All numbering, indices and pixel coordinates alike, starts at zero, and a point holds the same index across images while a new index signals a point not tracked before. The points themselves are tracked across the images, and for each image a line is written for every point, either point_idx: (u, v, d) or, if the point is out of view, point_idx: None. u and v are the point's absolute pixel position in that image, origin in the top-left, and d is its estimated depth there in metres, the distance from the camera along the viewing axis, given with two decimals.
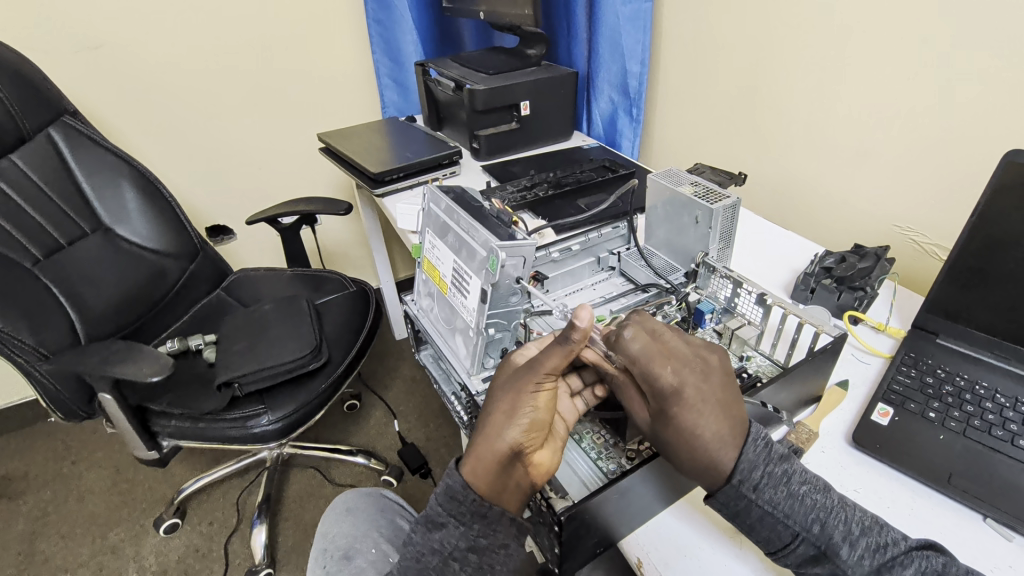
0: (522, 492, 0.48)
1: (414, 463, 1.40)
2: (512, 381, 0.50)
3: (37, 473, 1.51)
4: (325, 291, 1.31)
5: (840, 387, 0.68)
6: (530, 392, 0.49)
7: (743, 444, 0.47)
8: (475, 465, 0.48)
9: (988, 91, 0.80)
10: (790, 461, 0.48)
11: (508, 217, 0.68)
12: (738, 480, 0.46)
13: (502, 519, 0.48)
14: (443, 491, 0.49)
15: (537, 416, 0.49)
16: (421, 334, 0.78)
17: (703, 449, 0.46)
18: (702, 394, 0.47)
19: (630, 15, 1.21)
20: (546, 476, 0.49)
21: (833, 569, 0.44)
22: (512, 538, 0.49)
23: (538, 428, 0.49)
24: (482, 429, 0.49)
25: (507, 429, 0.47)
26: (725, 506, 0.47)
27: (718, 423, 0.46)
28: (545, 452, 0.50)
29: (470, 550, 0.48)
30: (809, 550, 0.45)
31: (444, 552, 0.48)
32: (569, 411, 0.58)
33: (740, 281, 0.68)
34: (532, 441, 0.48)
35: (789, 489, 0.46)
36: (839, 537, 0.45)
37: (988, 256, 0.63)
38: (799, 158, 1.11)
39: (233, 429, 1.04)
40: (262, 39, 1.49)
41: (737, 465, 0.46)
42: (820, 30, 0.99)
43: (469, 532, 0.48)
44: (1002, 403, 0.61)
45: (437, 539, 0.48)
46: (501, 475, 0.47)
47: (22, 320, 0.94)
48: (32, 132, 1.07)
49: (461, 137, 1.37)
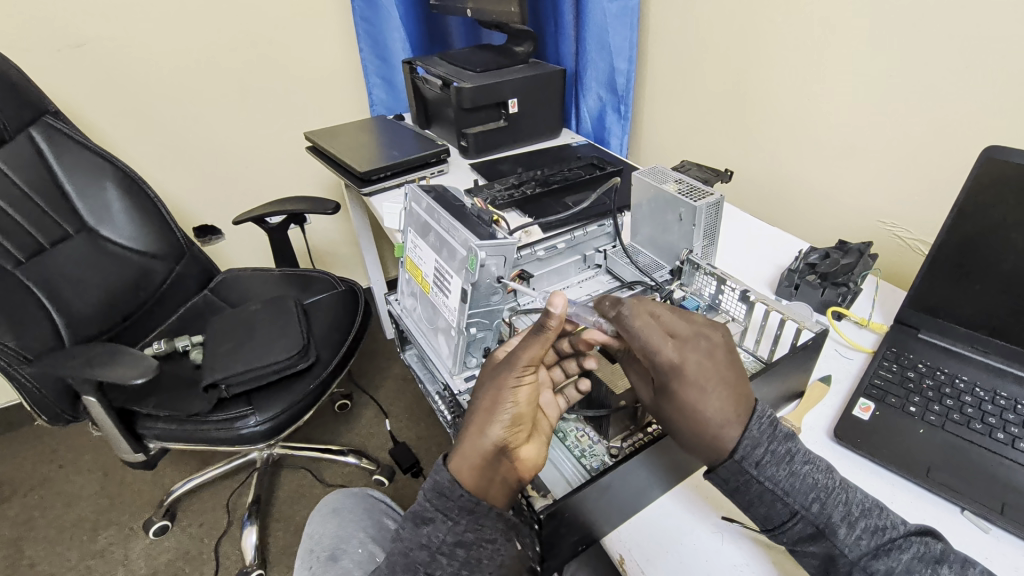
0: (510, 488, 0.48)
1: (406, 462, 1.36)
2: (493, 377, 0.50)
3: (23, 478, 1.49)
4: (313, 290, 1.30)
5: (822, 382, 0.69)
6: (513, 386, 0.49)
7: (748, 422, 0.46)
8: (463, 462, 0.47)
9: (969, 86, 0.81)
10: (796, 440, 0.48)
11: (489, 216, 0.68)
12: (740, 456, 0.45)
13: (490, 514, 0.47)
14: (431, 487, 0.48)
15: (521, 411, 0.49)
16: (405, 334, 0.78)
17: (706, 430, 0.46)
18: (704, 373, 0.47)
19: (618, 12, 1.21)
20: (531, 471, 0.50)
21: (829, 548, 0.44)
22: (500, 533, 0.47)
23: (522, 423, 0.49)
24: (466, 428, 0.48)
25: (491, 426, 0.47)
26: (726, 482, 0.47)
27: (721, 401, 0.46)
28: (529, 448, 0.50)
29: (457, 544, 0.47)
30: (806, 528, 0.45)
31: (431, 547, 0.47)
32: (551, 407, 0.57)
33: (723, 278, 0.69)
34: (517, 437, 0.49)
35: (792, 467, 0.46)
36: (838, 518, 0.45)
37: (968, 250, 0.63)
38: (784, 156, 1.11)
39: (218, 431, 1.02)
40: (248, 37, 1.48)
41: (742, 440, 0.45)
42: (805, 29, 0.99)
43: (456, 527, 0.47)
44: (981, 397, 0.61)
45: (425, 534, 0.47)
46: (490, 471, 0.47)
47: (4, 323, 0.93)
48: (13, 132, 1.05)
49: (449, 135, 1.37)
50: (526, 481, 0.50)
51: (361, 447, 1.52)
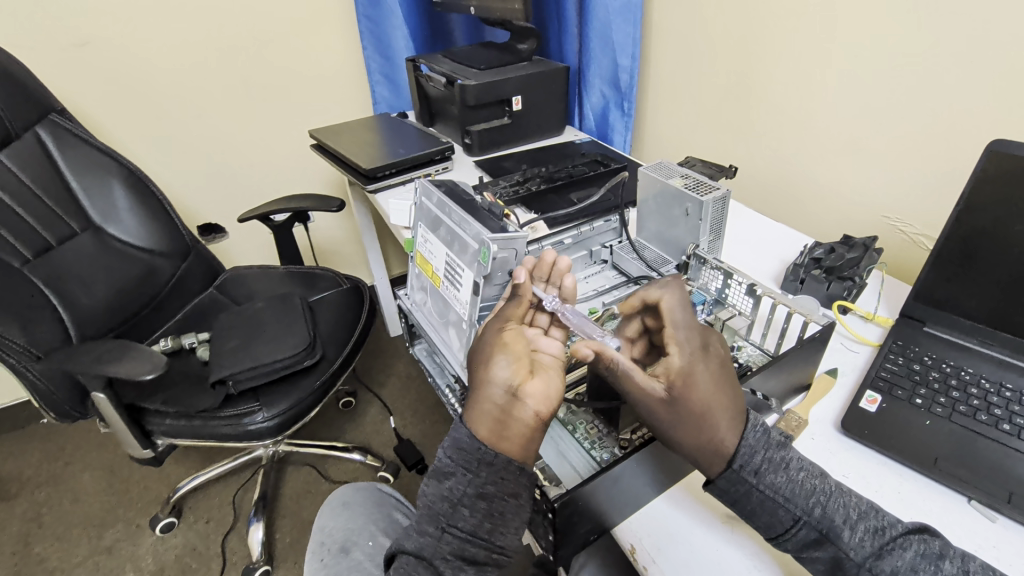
0: (528, 430, 0.48)
1: (411, 459, 1.39)
2: (482, 338, 0.55)
3: (31, 475, 1.50)
4: (319, 287, 1.31)
5: (829, 374, 0.70)
6: (496, 332, 0.55)
7: (744, 430, 0.48)
8: (477, 417, 0.48)
9: (976, 81, 0.81)
10: (788, 449, 0.49)
11: (499, 210, 0.68)
12: (738, 465, 0.47)
13: (509, 467, 0.47)
14: (450, 445, 0.49)
15: (512, 349, 0.52)
16: (414, 328, 0.79)
17: (714, 424, 0.47)
18: (710, 372, 0.49)
19: (620, 9, 1.22)
20: (543, 404, 0.49)
21: (834, 552, 0.44)
22: (523, 487, 0.48)
23: (519, 361, 0.51)
24: (472, 385, 0.51)
25: (494, 372, 0.50)
26: (725, 493, 0.48)
27: (722, 400, 0.48)
28: (536, 383, 0.50)
29: (478, 497, 0.47)
30: (809, 534, 0.45)
31: (453, 500, 0.47)
32: (551, 346, 0.57)
33: (730, 272, 0.70)
34: (518, 374, 0.50)
35: (788, 475, 0.47)
36: (840, 521, 0.45)
37: (973, 244, 0.64)
38: (789, 151, 1.12)
39: (225, 427, 1.03)
40: (251, 35, 1.48)
41: (739, 449, 0.47)
42: (808, 28, 1.00)
43: (476, 480, 0.47)
44: (987, 389, 0.62)
45: (447, 488, 0.47)
46: (503, 417, 0.48)
47: (13, 320, 0.93)
48: (19, 132, 1.06)
49: (452, 133, 1.37)
50: (544, 418, 0.49)
51: (366, 444, 1.53)
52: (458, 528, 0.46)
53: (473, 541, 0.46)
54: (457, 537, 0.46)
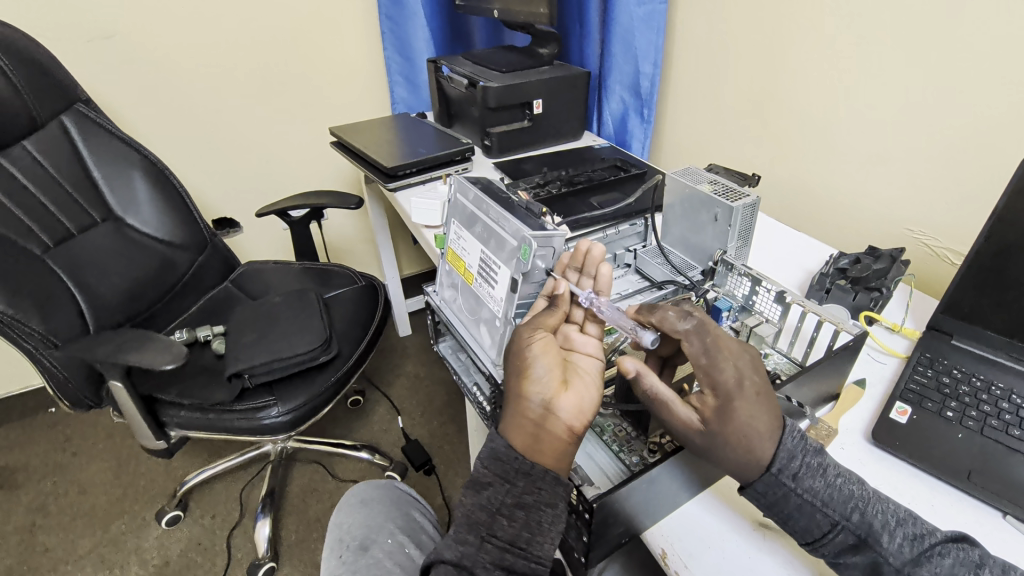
0: (563, 443, 0.49)
1: (418, 459, 1.42)
2: (514, 344, 0.54)
3: (38, 464, 1.50)
4: (334, 285, 1.30)
5: (858, 385, 0.69)
6: (527, 339, 0.54)
7: (782, 435, 0.47)
8: (513, 429, 0.49)
9: (1005, 98, 0.81)
10: (824, 455, 0.48)
11: (536, 209, 0.68)
12: (776, 469, 0.46)
13: (545, 477, 0.48)
14: (487, 454, 0.50)
15: (546, 360, 0.52)
16: (442, 324, 0.78)
17: (754, 442, 0.46)
18: (755, 391, 0.47)
19: (644, 16, 1.22)
20: (577, 418, 0.50)
21: (873, 557, 0.44)
22: (560, 498, 0.48)
23: (554, 372, 0.51)
24: (509, 396, 0.51)
25: (529, 389, 0.50)
26: (762, 496, 0.47)
27: (765, 418, 0.46)
28: (570, 396, 0.51)
29: (517, 506, 0.47)
30: (847, 538, 0.45)
31: (491, 508, 0.47)
32: (586, 343, 0.58)
33: (759, 278, 0.70)
34: (552, 388, 0.50)
35: (827, 479, 0.46)
36: (879, 526, 0.44)
37: (1007, 259, 0.63)
38: (811, 163, 1.11)
39: (241, 421, 1.03)
40: (273, 32, 1.49)
41: (776, 455, 0.46)
42: (834, 42, 1.00)
43: (514, 490, 0.47)
44: (1017, 403, 0.61)
45: (485, 497, 0.48)
46: (537, 431, 0.49)
47: (34, 307, 0.93)
48: (44, 120, 1.06)
49: (472, 134, 1.37)
50: (577, 432, 0.49)
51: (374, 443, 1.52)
52: (497, 537, 0.46)
53: (512, 550, 0.46)
54: (496, 546, 0.46)
